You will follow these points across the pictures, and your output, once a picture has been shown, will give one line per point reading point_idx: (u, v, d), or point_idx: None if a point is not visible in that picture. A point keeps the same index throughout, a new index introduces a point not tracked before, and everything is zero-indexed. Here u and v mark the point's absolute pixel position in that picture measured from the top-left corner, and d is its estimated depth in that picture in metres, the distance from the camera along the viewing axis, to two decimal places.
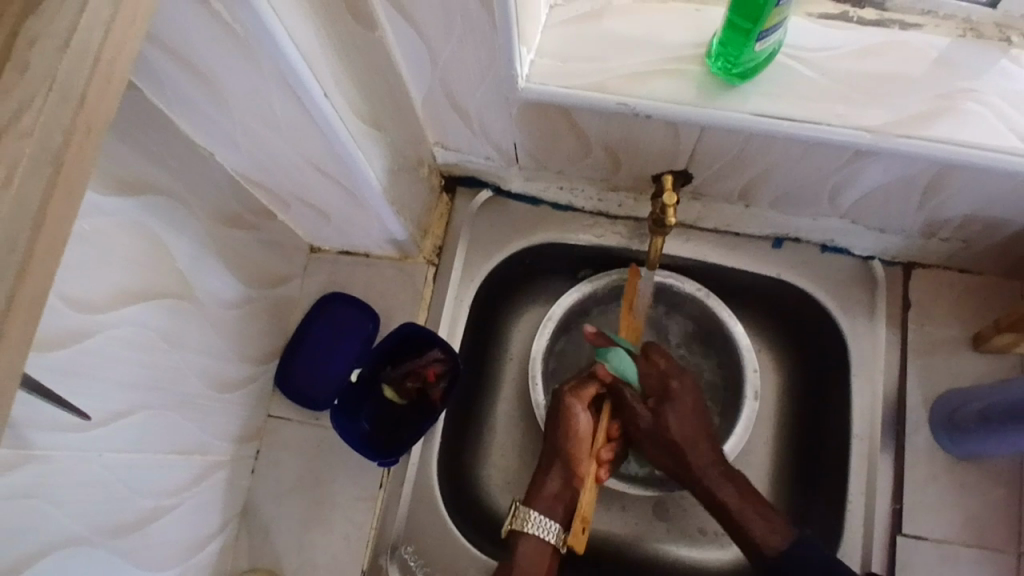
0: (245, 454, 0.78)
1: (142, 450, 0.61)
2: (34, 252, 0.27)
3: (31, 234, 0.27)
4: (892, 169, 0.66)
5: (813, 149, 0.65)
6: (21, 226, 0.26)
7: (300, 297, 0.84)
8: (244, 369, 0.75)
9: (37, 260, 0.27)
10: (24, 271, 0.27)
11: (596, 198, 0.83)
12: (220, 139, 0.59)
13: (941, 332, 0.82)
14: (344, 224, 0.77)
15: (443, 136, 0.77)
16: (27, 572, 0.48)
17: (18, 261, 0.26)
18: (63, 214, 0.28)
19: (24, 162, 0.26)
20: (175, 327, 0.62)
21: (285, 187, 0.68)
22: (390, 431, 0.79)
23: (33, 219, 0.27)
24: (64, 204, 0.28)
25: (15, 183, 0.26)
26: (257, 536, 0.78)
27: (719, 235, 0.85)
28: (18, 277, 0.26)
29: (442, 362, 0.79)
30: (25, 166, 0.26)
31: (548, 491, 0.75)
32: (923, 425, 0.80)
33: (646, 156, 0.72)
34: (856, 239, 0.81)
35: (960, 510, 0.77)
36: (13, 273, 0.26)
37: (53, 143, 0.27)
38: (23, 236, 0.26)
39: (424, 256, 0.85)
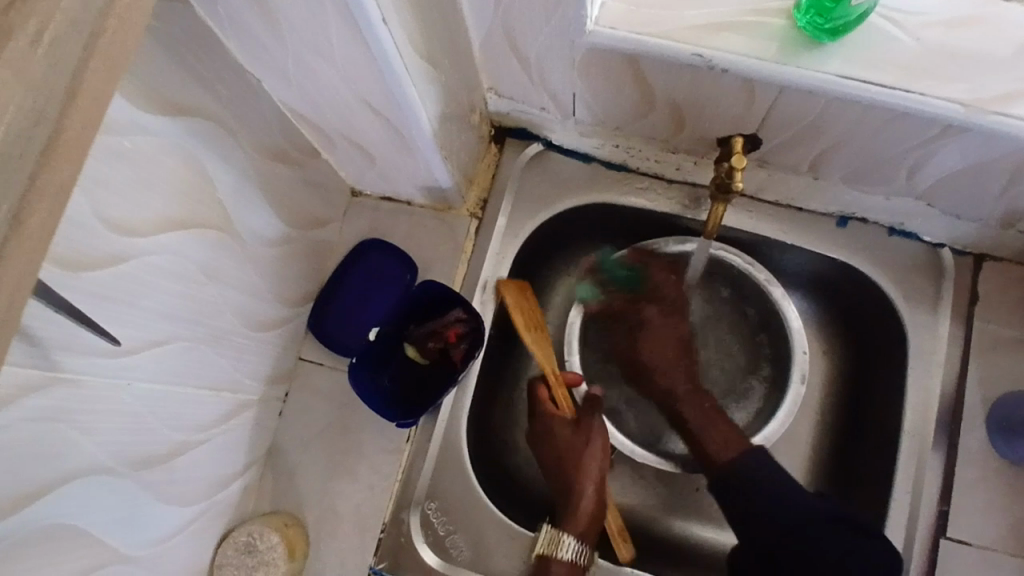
0: (274, 396, 0.77)
1: (174, 383, 0.60)
2: (69, 126, 0.25)
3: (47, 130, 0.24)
4: (981, 151, 0.61)
5: (897, 121, 0.59)
6: (56, 96, 0.25)
7: (338, 241, 0.82)
8: (278, 310, 0.74)
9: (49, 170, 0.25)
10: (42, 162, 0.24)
11: (654, 160, 0.79)
12: (268, 65, 0.56)
13: (1009, 331, 0.76)
14: (388, 169, 0.74)
15: (498, 82, 0.73)
16: (48, 494, 0.48)
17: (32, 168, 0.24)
18: (101, 83, 0.26)
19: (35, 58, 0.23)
20: (213, 260, 0.61)
21: (332, 124, 0.65)
22: (411, 393, 0.75)
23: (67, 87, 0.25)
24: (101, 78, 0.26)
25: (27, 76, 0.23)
26: (281, 479, 0.78)
27: (780, 208, 0.80)
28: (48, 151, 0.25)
29: (464, 322, 0.74)
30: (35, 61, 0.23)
31: (574, 512, 0.74)
32: (979, 426, 0.75)
33: (714, 116, 0.67)
34: (927, 223, 0.76)
35: (1010, 519, 0.72)
36: (27, 163, 0.24)
37: (93, 7, 0.25)
38: (54, 110, 0.24)
39: (467, 208, 0.82)
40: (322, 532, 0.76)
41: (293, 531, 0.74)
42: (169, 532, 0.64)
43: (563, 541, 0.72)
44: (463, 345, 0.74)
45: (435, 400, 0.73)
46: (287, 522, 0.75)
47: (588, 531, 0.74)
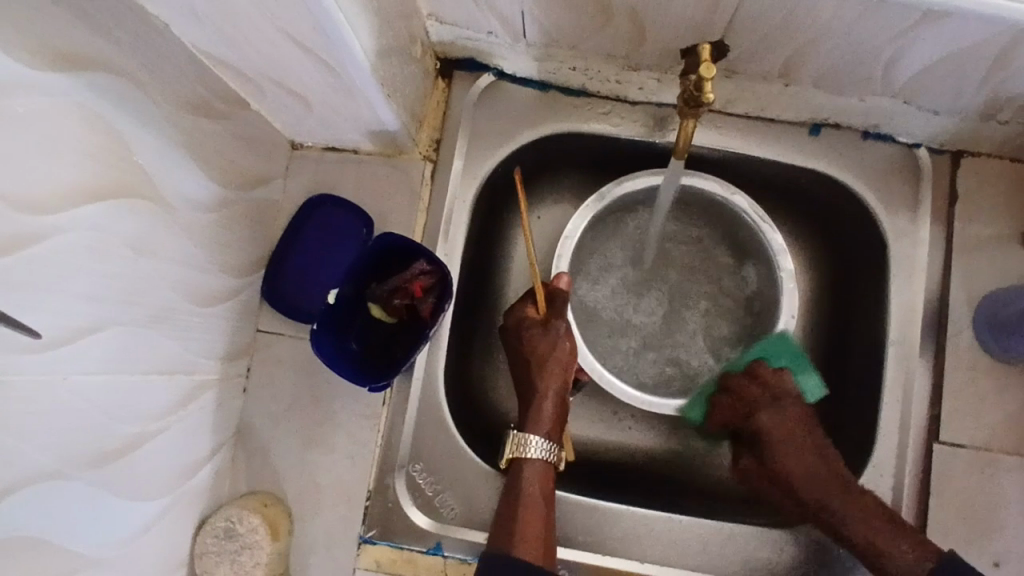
0: (234, 373, 0.72)
1: (118, 370, 0.54)
2: None
3: None
4: (959, 38, 0.57)
5: (874, 10, 0.55)
6: None
7: (283, 200, 0.76)
8: (226, 281, 0.68)
9: None
10: None
11: (615, 80, 0.74)
12: (173, 3, 0.48)
13: (989, 227, 0.74)
14: (328, 115, 0.67)
15: (438, 7, 0.66)
16: None
17: None
18: None
19: None
20: (142, 232, 0.54)
21: (257, 68, 0.58)
22: (382, 354, 0.70)
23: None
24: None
25: None
26: (254, 458, 0.73)
27: (750, 121, 0.76)
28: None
29: (429, 275, 0.68)
30: None
31: (538, 408, 0.72)
32: (966, 327, 0.74)
33: (677, 23, 0.62)
34: (903, 123, 0.73)
35: (1000, 416, 0.72)
36: None
37: None
38: None
39: (420, 151, 0.76)
40: (305, 509, 0.72)
41: (274, 510, 0.70)
42: (137, 528, 0.59)
43: (529, 440, 0.70)
44: (431, 299, 0.68)
45: (407, 360, 0.68)
46: (266, 502, 0.71)
47: (554, 426, 0.72)
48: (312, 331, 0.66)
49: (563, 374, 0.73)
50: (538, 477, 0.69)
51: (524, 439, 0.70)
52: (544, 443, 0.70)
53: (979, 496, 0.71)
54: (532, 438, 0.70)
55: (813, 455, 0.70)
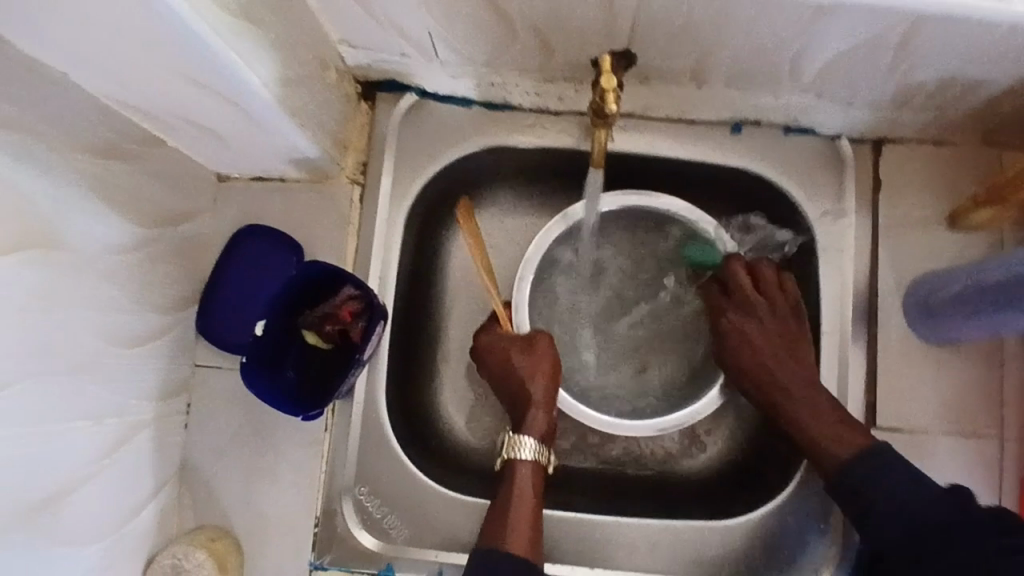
0: (172, 411, 0.72)
1: (41, 421, 0.54)
2: None
3: None
4: (858, 31, 0.57)
5: (768, 10, 0.55)
6: None
7: (212, 233, 0.76)
8: (154, 320, 0.67)
9: None
10: None
11: (535, 93, 0.74)
12: (59, 53, 0.48)
13: (913, 212, 0.75)
14: (245, 147, 0.67)
15: (348, 32, 0.66)
16: None
17: None
18: None
19: None
20: (55, 283, 0.54)
21: (162, 108, 0.58)
22: (319, 381, 0.70)
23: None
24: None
25: None
26: (200, 492, 0.73)
27: (673, 124, 0.77)
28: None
29: (357, 300, 0.69)
30: None
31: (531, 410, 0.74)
32: (896, 313, 0.75)
33: (581, 34, 0.62)
34: (821, 116, 0.74)
35: (933, 397, 0.73)
36: None
37: None
38: None
39: (347, 175, 0.76)
40: (255, 540, 0.72)
41: (222, 545, 0.70)
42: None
43: (522, 442, 0.72)
44: (362, 323, 0.69)
45: (342, 386, 0.68)
46: (213, 537, 0.70)
47: (548, 429, 0.74)
48: (242, 364, 0.66)
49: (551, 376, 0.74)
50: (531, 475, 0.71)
51: (515, 440, 0.72)
52: (534, 444, 0.72)
53: None
54: (523, 440, 0.71)
55: (822, 394, 0.70)
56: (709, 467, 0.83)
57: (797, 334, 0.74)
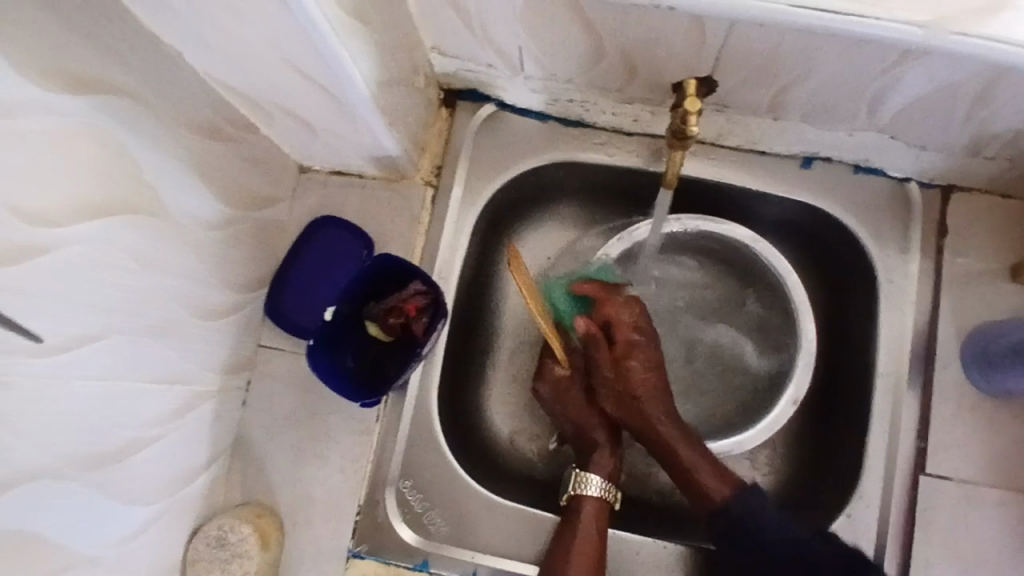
0: (234, 386, 0.74)
1: (120, 378, 0.56)
2: None
3: None
4: (941, 75, 0.58)
5: (855, 49, 0.57)
6: None
7: (288, 221, 0.79)
8: (228, 296, 0.70)
9: None
10: None
11: (610, 112, 0.76)
12: (183, 33, 0.51)
13: (978, 262, 0.75)
14: (331, 140, 0.70)
15: (440, 40, 0.69)
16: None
17: None
18: None
19: None
20: (148, 247, 0.57)
21: (264, 96, 0.61)
22: (378, 372, 0.72)
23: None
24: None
25: None
26: (249, 468, 0.75)
27: (743, 154, 0.78)
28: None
29: (424, 295, 0.71)
30: None
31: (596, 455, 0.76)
32: (954, 360, 0.74)
33: (666, 58, 0.64)
34: (892, 157, 0.74)
35: (987, 449, 0.72)
36: None
37: None
38: None
39: (421, 176, 0.79)
40: (298, 521, 0.74)
41: (267, 521, 0.72)
42: (132, 532, 0.61)
43: (589, 479, 0.73)
44: (426, 318, 0.71)
45: (402, 377, 0.70)
46: (259, 513, 0.72)
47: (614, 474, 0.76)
48: (309, 347, 0.68)
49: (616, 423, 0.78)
50: (596, 515, 0.73)
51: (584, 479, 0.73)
52: (600, 482, 0.73)
53: (967, 532, 0.71)
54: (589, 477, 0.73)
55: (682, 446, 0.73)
56: None
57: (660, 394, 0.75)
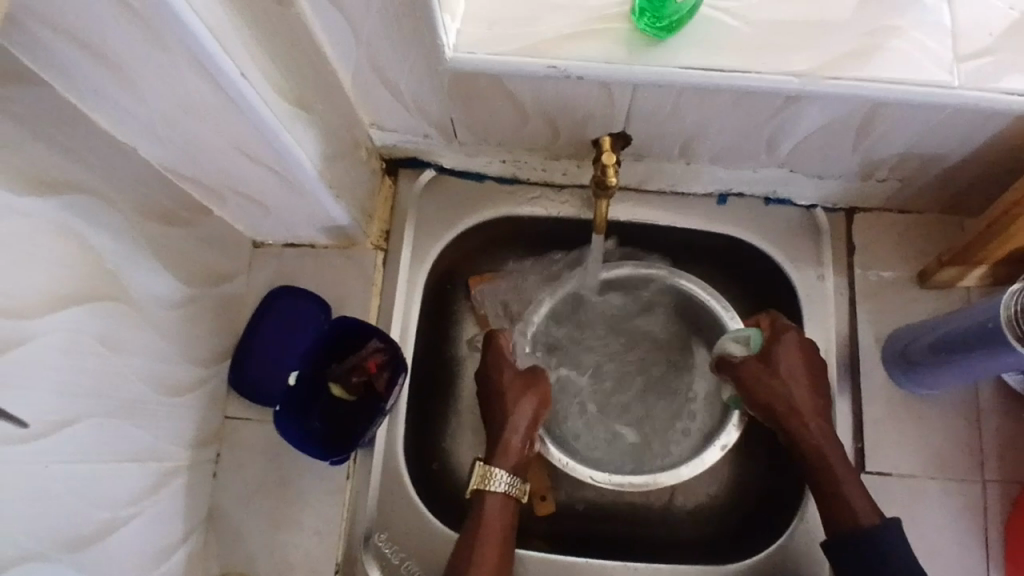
0: (204, 459, 0.77)
1: (96, 458, 0.59)
2: None
3: None
4: (821, 115, 0.67)
5: (745, 100, 0.65)
6: None
7: (246, 295, 0.82)
8: (193, 372, 0.73)
9: None
10: None
11: (541, 169, 0.83)
12: (140, 131, 0.56)
13: (886, 274, 0.83)
14: (283, 215, 0.75)
15: (378, 117, 0.75)
16: None
17: None
18: None
19: None
20: (114, 330, 0.60)
21: (217, 181, 0.66)
22: (344, 431, 0.74)
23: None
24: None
25: None
26: (225, 538, 0.77)
27: (665, 195, 0.86)
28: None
29: (382, 352, 0.74)
30: None
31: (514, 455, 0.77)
32: (878, 366, 0.81)
33: (584, 119, 0.71)
34: (797, 189, 0.82)
35: (917, 443, 0.78)
36: None
37: None
38: None
39: (372, 242, 0.84)
40: None
41: None
42: None
43: (494, 474, 0.75)
44: (386, 373, 0.74)
45: (367, 433, 0.73)
46: None
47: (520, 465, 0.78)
48: (275, 412, 0.71)
49: (535, 408, 0.80)
50: (500, 508, 0.75)
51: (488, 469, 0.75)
52: (504, 476, 0.75)
53: (909, 522, 0.76)
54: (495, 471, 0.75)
55: (809, 396, 0.76)
56: (707, 519, 0.87)
57: (818, 369, 0.77)
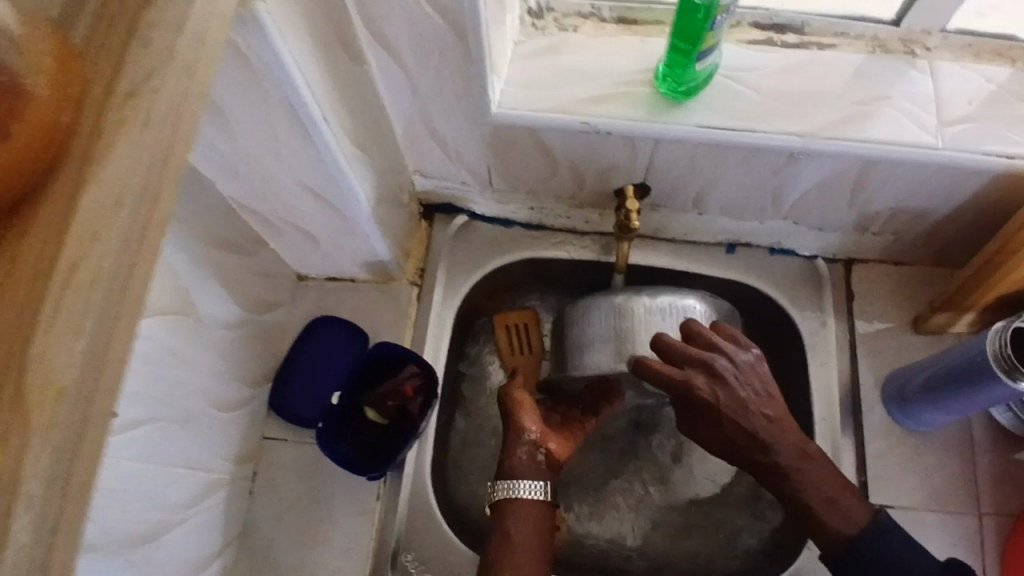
0: (242, 476, 0.81)
1: (155, 462, 0.64)
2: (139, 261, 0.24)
3: (133, 262, 0.24)
4: (821, 172, 0.74)
5: (754, 156, 0.73)
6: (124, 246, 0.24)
7: (288, 323, 0.88)
8: (240, 391, 0.78)
9: (134, 280, 0.24)
10: (128, 286, 0.24)
11: (565, 216, 0.91)
12: (217, 167, 0.62)
13: (883, 320, 0.89)
14: (331, 249, 0.82)
15: (421, 164, 0.83)
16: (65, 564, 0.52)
17: (125, 265, 0.24)
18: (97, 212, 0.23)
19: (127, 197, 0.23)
20: (180, 344, 0.66)
21: (278, 215, 0.73)
22: (379, 452, 0.79)
23: (163, 152, 0.25)
24: (191, 123, 0.26)
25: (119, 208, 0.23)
26: (257, 554, 0.80)
27: (678, 244, 0.93)
28: (146, 222, 0.24)
29: (418, 377, 0.80)
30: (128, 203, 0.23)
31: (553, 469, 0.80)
32: (878, 404, 0.86)
33: (608, 170, 0.79)
34: (800, 240, 0.90)
35: (917, 478, 0.83)
36: (85, 296, 0.23)
37: (160, 137, 0.24)
38: (138, 230, 0.24)
39: (407, 277, 0.91)
40: None
41: None
42: None
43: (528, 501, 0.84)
44: (421, 397, 0.79)
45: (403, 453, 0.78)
46: None
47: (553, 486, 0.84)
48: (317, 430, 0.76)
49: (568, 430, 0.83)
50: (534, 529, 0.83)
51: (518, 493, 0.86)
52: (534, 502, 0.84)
53: None
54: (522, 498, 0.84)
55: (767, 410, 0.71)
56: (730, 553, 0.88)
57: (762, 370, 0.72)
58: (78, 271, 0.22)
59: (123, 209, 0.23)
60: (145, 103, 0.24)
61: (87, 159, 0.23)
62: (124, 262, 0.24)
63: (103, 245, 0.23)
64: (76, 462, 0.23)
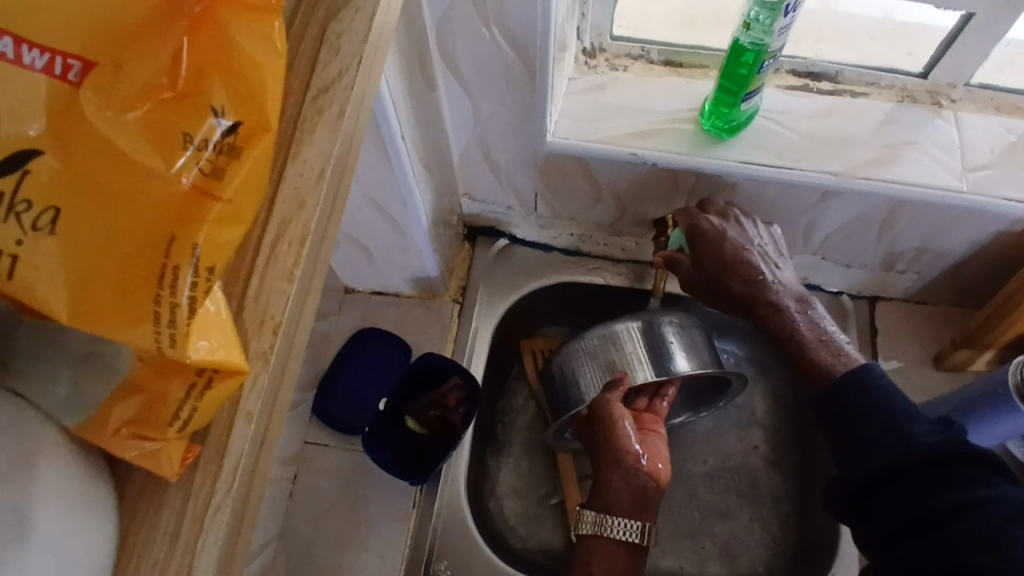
0: (286, 477, 0.83)
1: None
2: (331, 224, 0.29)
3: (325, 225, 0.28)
4: (852, 210, 0.79)
5: (789, 192, 0.78)
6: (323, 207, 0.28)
7: (335, 333, 0.92)
8: (290, 394, 0.82)
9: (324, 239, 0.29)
10: (322, 242, 0.28)
11: (602, 244, 0.95)
12: None
13: (906, 356, 0.93)
14: (384, 263, 0.86)
15: (472, 188, 0.88)
16: None
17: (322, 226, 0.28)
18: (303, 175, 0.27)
19: (329, 168, 0.28)
20: None
21: (340, 228, 0.78)
22: (416, 459, 0.82)
23: (350, 139, 0.29)
24: (367, 117, 0.30)
25: (324, 175, 0.28)
26: (295, 554, 0.82)
27: None
28: (335, 197, 0.29)
29: (460, 389, 0.84)
30: (329, 172, 0.28)
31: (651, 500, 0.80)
32: None
33: (649, 200, 0.84)
34: (826, 276, 0.94)
35: None
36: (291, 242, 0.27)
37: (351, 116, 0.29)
38: (331, 197, 0.28)
39: (449, 295, 0.95)
40: None
41: None
42: None
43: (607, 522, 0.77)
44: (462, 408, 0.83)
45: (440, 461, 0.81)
46: None
47: (620, 502, 0.78)
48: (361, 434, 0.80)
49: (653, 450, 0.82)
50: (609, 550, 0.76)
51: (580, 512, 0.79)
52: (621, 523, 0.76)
53: None
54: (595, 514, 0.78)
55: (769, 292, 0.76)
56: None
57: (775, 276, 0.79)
58: (287, 229, 0.27)
59: (325, 176, 0.28)
60: (339, 97, 0.28)
61: (293, 136, 0.28)
62: (320, 229, 0.28)
63: (309, 199, 0.27)
64: (274, 389, 0.27)
